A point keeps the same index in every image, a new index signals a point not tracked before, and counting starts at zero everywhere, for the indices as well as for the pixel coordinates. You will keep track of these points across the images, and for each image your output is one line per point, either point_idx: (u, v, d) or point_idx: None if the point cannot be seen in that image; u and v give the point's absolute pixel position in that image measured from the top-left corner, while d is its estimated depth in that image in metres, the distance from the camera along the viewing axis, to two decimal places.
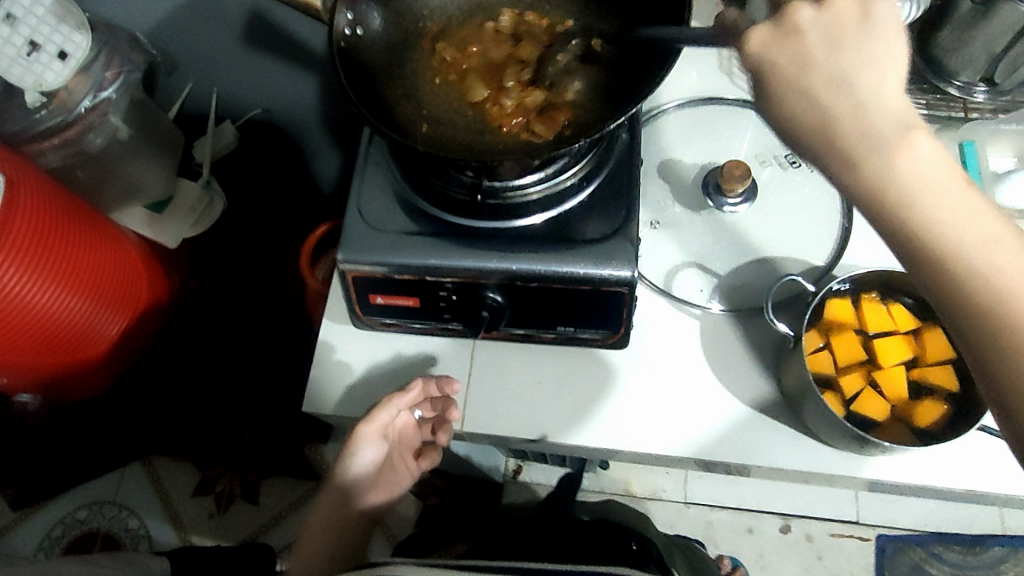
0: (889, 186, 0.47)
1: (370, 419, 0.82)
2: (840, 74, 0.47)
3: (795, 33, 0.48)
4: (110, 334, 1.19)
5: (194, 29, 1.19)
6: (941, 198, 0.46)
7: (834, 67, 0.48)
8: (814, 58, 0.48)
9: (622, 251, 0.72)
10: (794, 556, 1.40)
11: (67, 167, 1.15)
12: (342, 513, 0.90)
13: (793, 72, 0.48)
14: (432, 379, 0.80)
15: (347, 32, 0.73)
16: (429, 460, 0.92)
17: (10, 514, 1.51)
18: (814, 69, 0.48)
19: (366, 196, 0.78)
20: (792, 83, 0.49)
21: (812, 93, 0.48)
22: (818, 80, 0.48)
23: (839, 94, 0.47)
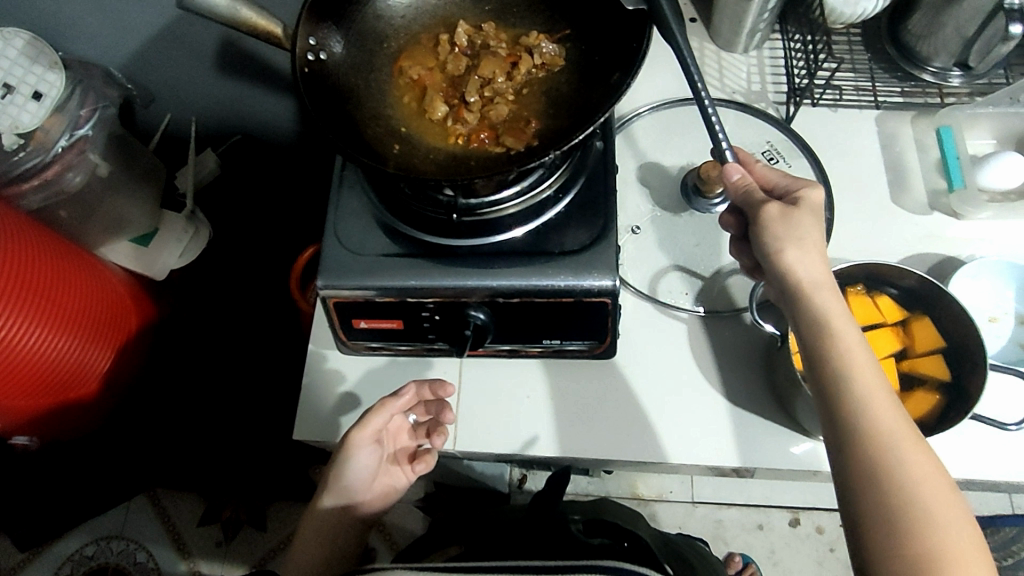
0: (840, 358, 0.61)
1: (364, 424, 0.78)
2: (819, 265, 0.65)
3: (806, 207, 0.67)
4: (100, 370, 1.17)
5: (168, 60, 1.18)
6: (865, 387, 0.60)
7: (816, 256, 0.65)
8: (810, 237, 0.65)
9: (601, 261, 0.71)
10: (805, 549, 1.39)
11: (48, 207, 1.14)
12: (340, 521, 0.87)
13: (796, 238, 0.65)
14: (426, 382, 0.78)
15: (311, 57, 0.74)
16: (425, 464, 0.82)
17: (17, 554, 1.51)
18: (803, 233, 0.65)
19: (344, 221, 0.78)
20: (793, 244, 0.65)
21: (806, 261, 0.65)
22: (805, 242, 0.65)
23: (819, 276, 0.64)
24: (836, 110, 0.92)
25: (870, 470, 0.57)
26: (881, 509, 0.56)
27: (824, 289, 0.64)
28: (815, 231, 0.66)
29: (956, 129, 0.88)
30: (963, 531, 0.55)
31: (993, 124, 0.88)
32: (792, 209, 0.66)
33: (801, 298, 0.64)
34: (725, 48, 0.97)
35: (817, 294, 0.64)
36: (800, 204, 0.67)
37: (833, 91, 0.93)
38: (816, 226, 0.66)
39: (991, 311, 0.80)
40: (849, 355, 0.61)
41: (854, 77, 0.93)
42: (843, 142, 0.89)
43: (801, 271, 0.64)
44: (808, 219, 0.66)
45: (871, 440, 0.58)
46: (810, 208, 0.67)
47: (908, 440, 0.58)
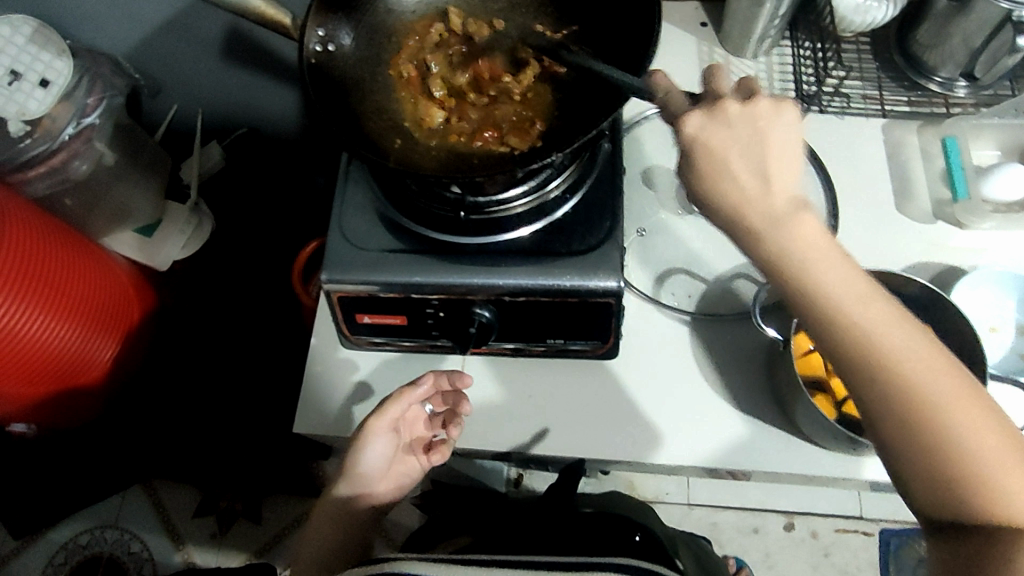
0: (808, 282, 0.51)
1: (381, 412, 0.77)
2: (753, 186, 0.52)
3: (713, 127, 0.54)
4: (100, 358, 1.17)
5: (173, 50, 1.19)
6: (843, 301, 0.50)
7: (739, 179, 0.52)
8: (723, 168, 0.53)
9: (607, 262, 0.71)
10: (799, 553, 1.40)
11: (54, 195, 1.14)
12: (350, 509, 0.84)
13: (711, 171, 0.53)
14: (444, 373, 0.78)
15: (318, 49, 0.75)
16: (440, 455, 0.83)
17: (12, 542, 1.50)
18: (718, 156, 0.53)
19: (350, 216, 0.78)
20: (713, 174, 0.53)
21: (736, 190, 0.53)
22: (724, 168, 0.53)
23: (756, 198, 0.52)
24: (843, 118, 0.92)
25: (892, 410, 0.49)
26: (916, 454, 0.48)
27: (785, 221, 0.51)
28: (748, 153, 0.53)
29: (961, 140, 0.89)
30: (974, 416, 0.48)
31: (997, 135, 0.89)
32: (711, 130, 0.54)
33: (756, 242, 0.52)
34: (734, 53, 0.97)
35: (777, 227, 0.51)
36: (715, 116, 0.54)
37: (841, 98, 0.93)
38: (748, 143, 0.53)
39: (992, 321, 0.81)
40: (827, 282, 0.50)
41: (862, 85, 0.93)
42: (850, 149, 0.90)
43: (750, 206, 0.52)
44: (729, 137, 0.53)
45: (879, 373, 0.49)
46: (735, 120, 0.53)
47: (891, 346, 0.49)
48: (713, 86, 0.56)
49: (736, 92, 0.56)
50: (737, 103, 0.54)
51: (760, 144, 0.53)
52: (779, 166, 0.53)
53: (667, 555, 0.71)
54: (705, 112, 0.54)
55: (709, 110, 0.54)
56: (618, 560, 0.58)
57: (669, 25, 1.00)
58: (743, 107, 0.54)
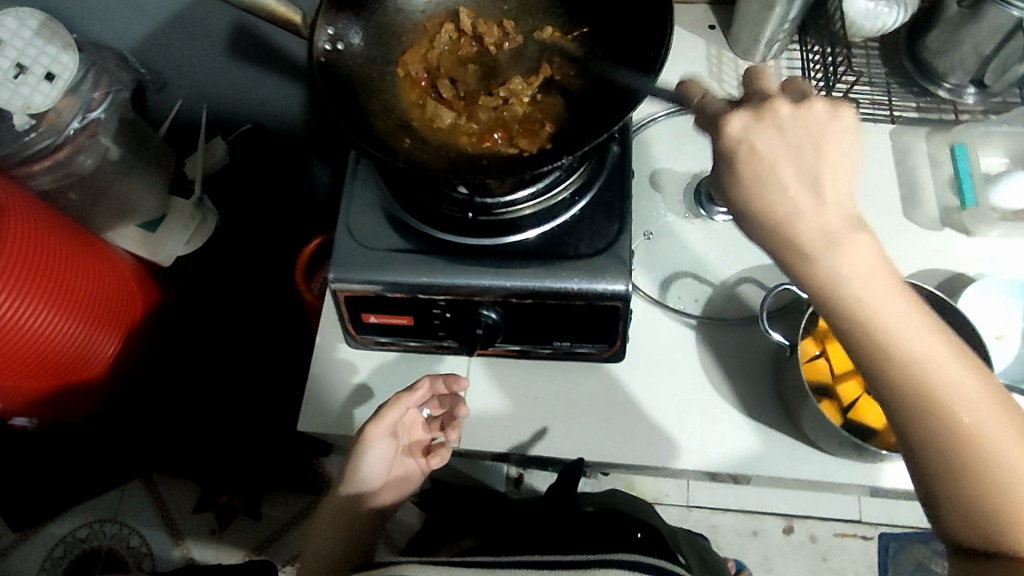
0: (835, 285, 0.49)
1: (380, 418, 0.77)
2: (802, 193, 0.49)
3: (765, 129, 0.51)
4: (103, 353, 1.17)
5: (180, 45, 1.18)
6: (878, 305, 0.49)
7: (787, 184, 0.50)
8: (771, 172, 0.50)
9: (613, 266, 0.71)
10: (798, 557, 1.40)
11: (58, 189, 1.14)
12: (352, 510, 0.84)
13: (758, 173, 0.50)
14: (440, 376, 0.78)
15: (327, 48, 0.75)
16: (439, 459, 0.80)
17: (10, 535, 1.49)
18: (766, 157, 0.50)
19: (357, 215, 0.78)
20: (758, 175, 0.50)
21: (784, 195, 0.50)
22: (771, 170, 0.50)
23: (806, 204, 0.49)
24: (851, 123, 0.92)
25: (934, 439, 0.48)
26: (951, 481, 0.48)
27: (840, 239, 0.49)
28: (799, 160, 0.50)
29: (969, 147, 0.89)
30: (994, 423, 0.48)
31: (1006, 143, 0.89)
32: (761, 135, 0.51)
33: (806, 263, 0.49)
34: (743, 57, 0.97)
35: (832, 248, 0.49)
36: (764, 121, 0.51)
37: (849, 103, 0.93)
38: (799, 149, 0.50)
39: (999, 330, 0.81)
40: (879, 310, 0.49)
41: (870, 91, 0.93)
42: (858, 155, 0.90)
43: (803, 220, 0.49)
44: (781, 142, 0.51)
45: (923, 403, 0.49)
46: (786, 123, 0.51)
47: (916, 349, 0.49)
48: (760, 88, 0.54)
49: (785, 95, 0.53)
50: (788, 105, 0.52)
51: (813, 153, 0.50)
52: (833, 174, 0.50)
53: (668, 549, 0.71)
54: (752, 114, 0.52)
55: (758, 112, 0.52)
56: (623, 557, 0.58)
57: (677, 28, 1.00)
58: (795, 110, 0.51)
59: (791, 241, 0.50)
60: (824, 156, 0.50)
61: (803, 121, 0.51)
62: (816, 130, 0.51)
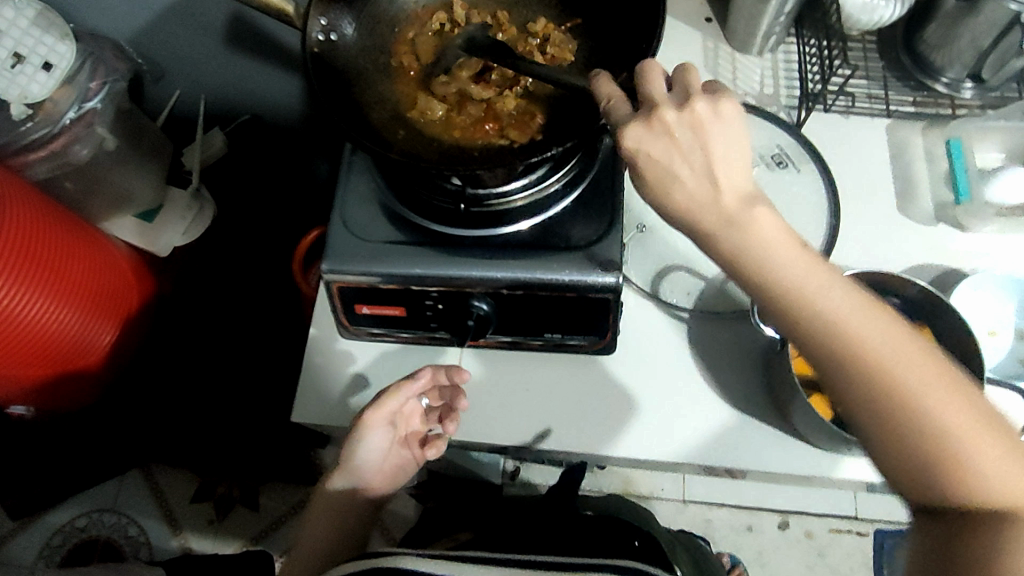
0: (742, 253, 0.52)
1: (379, 404, 0.78)
2: (691, 186, 0.53)
3: (656, 133, 0.53)
4: (99, 342, 1.17)
5: (176, 35, 1.18)
6: (779, 260, 0.51)
7: (681, 178, 0.53)
8: (665, 171, 0.53)
9: (606, 259, 0.71)
10: (792, 552, 1.40)
11: (54, 178, 1.14)
12: (346, 503, 0.85)
13: (657, 172, 0.53)
14: (442, 367, 0.78)
15: (321, 38, 0.74)
16: (436, 450, 0.80)
17: (9, 523, 1.50)
18: (659, 161, 0.53)
19: (351, 206, 0.78)
20: (657, 175, 0.54)
21: (678, 191, 0.53)
22: (667, 171, 0.53)
23: (698, 196, 0.53)
24: (847, 117, 0.92)
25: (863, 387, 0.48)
26: (880, 425, 0.48)
27: (737, 220, 0.52)
28: (690, 160, 0.53)
29: (965, 141, 0.89)
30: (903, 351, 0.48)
31: (1002, 137, 0.88)
32: (654, 144, 0.53)
33: (717, 245, 0.53)
34: (740, 50, 0.96)
35: (734, 230, 0.52)
36: (652, 128, 0.53)
37: (845, 98, 0.92)
38: (689, 147, 0.53)
39: (991, 325, 0.80)
40: (786, 273, 0.51)
41: (867, 84, 0.93)
42: (853, 150, 0.89)
43: (700, 208, 0.53)
44: (670, 147, 0.53)
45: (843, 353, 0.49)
46: (674, 126, 0.53)
47: (825, 291, 0.51)
48: (647, 88, 0.56)
49: (671, 93, 0.55)
50: (674, 110, 0.54)
51: (703, 150, 0.52)
52: (725, 163, 0.53)
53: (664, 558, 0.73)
54: (642, 122, 0.54)
55: (647, 120, 0.54)
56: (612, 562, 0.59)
57: (674, 21, 0.99)
58: (679, 114, 0.53)
59: (694, 226, 0.53)
60: (712, 150, 0.53)
61: (691, 120, 0.53)
62: (702, 129, 0.53)
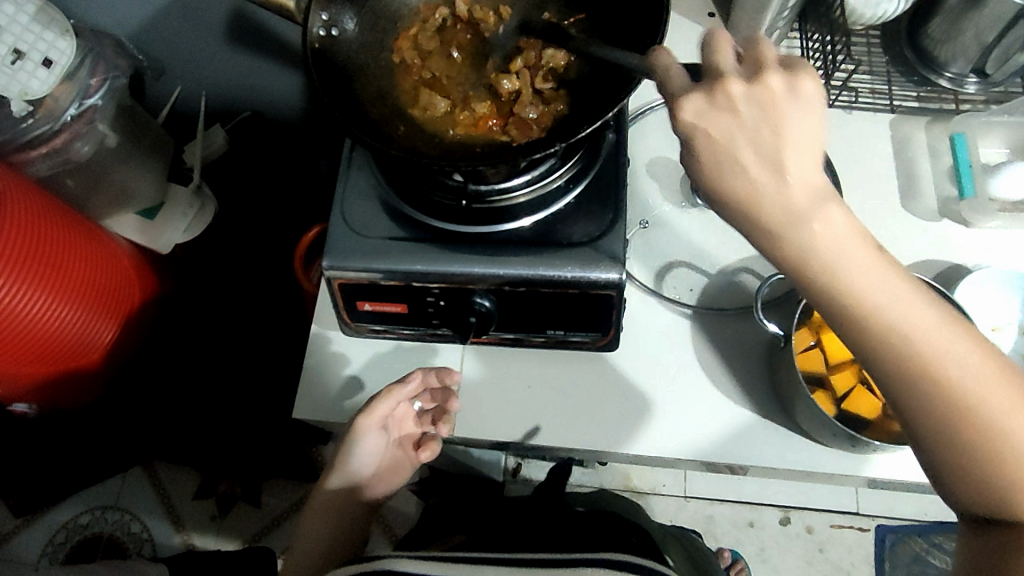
0: (802, 250, 0.49)
1: (370, 410, 0.78)
2: (760, 172, 0.48)
3: (722, 110, 0.48)
4: (100, 339, 1.17)
5: (177, 31, 1.18)
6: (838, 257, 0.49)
7: (746, 166, 0.48)
8: (729, 158, 0.49)
9: (608, 255, 0.71)
10: (794, 548, 1.41)
11: (55, 175, 1.13)
12: (343, 504, 0.86)
13: (719, 158, 0.49)
14: (432, 370, 0.79)
15: (322, 33, 0.74)
16: (430, 451, 0.82)
17: (12, 520, 1.51)
18: (723, 145, 0.49)
19: (352, 203, 0.78)
20: (718, 161, 0.49)
21: (741, 179, 0.49)
22: (732, 156, 0.48)
23: (767, 186, 0.48)
24: (850, 112, 0.91)
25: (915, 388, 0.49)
26: (946, 441, 0.49)
27: (804, 215, 0.48)
28: (756, 141, 0.47)
29: (968, 136, 0.88)
30: (954, 347, 0.48)
31: (1006, 133, 0.89)
32: (715, 121, 0.48)
33: (773, 239, 0.49)
34: None
35: (799, 226, 0.48)
36: (717, 102, 0.48)
37: (849, 93, 0.92)
38: (759, 129, 0.48)
39: (995, 321, 0.80)
40: (860, 283, 0.48)
41: (870, 80, 0.92)
42: (857, 145, 0.89)
43: (765, 202, 0.48)
44: (735, 126, 0.48)
45: (915, 369, 0.48)
46: (743, 102, 0.48)
47: (878, 290, 0.49)
48: (716, 57, 0.50)
49: (744, 66, 0.49)
50: (745, 83, 0.48)
51: (776, 132, 0.47)
52: (800, 152, 0.48)
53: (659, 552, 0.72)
54: (705, 95, 0.49)
55: (709, 94, 0.48)
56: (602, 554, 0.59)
57: (676, 16, 0.99)
58: (751, 87, 0.48)
59: (754, 219, 0.49)
60: (787, 133, 0.47)
61: (764, 97, 0.48)
62: (777, 106, 0.47)
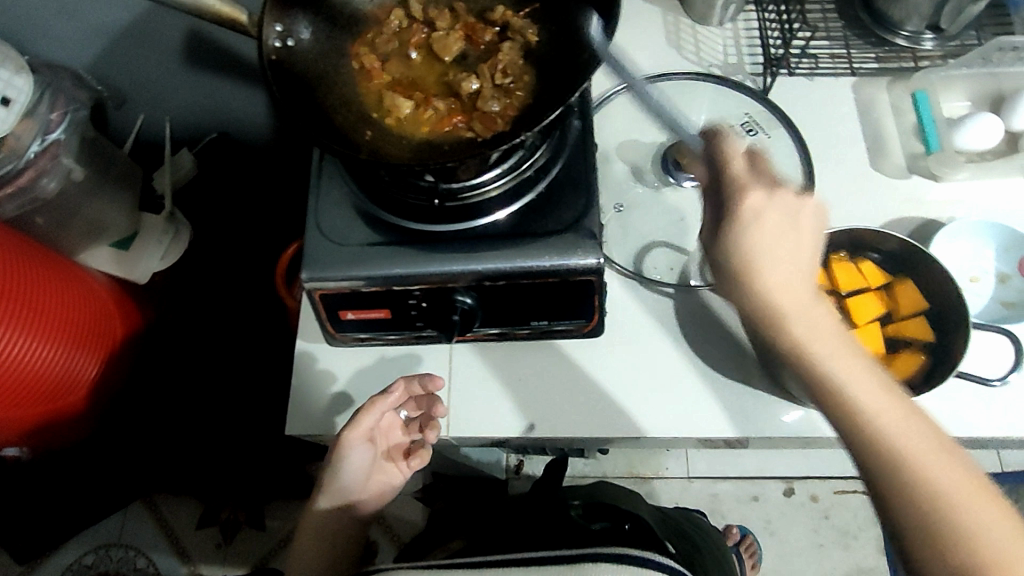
0: (802, 346, 0.58)
1: (356, 423, 0.78)
2: (784, 262, 0.58)
3: (774, 205, 0.58)
4: (86, 375, 1.16)
5: (136, 57, 1.16)
6: (833, 360, 0.58)
7: (779, 255, 0.57)
8: (769, 246, 0.57)
9: (584, 240, 0.71)
10: (800, 517, 1.42)
11: (24, 215, 1.11)
12: (339, 522, 0.86)
13: (758, 245, 0.57)
14: (415, 377, 0.78)
15: (278, 44, 0.74)
16: (419, 459, 0.84)
17: (15, 568, 1.49)
18: (764, 232, 0.57)
19: (325, 211, 0.77)
20: (758, 248, 0.57)
21: (770, 267, 0.57)
22: (771, 245, 0.57)
23: (787, 276, 0.58)
24: (813, 79, 0.91)
25: (919, 505, 0.54)
26: (927, 539, 0.53)
27: (804, 311, 0.58)
28: (787, 233, 0.58)
29: (931, 93, 0.89)
30: (952, 475, 0.54)
31: (966, 86, 0.89)
32: (769, 210, 0.58)
33: (778, 325, 0.58)
34: (700, 22, 0.96)
35: (795, 319, 0.58)
36: (775, 198, 0.58)
37: (809, 59, 0.92)
38: (791, 226, 0.58)
39: (972, 271, 0.82)
40: (845, 374, 0.57)
41: (829, 45, 0.93)
42: (820, 111, 0.90)
43: (778, 292, 0.58)
44: (782, 219, 0.57)
45: (880, 450, 0.56)
46: (786, 202, 0.58)
47: (882, 402, 0.57)
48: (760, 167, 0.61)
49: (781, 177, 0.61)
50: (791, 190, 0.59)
51: (802, 234, 0.59)
52: (809, 257, 0.59)
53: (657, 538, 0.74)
54: (766, 190, 0.58)
55: (768, 191, 0.58)
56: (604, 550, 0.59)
57: None
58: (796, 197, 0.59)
59: (760, 303, 0.58)
60: (810, 240, 0.59)
61: (796, 202, 0.58)
62: (805, 216, 0.59)
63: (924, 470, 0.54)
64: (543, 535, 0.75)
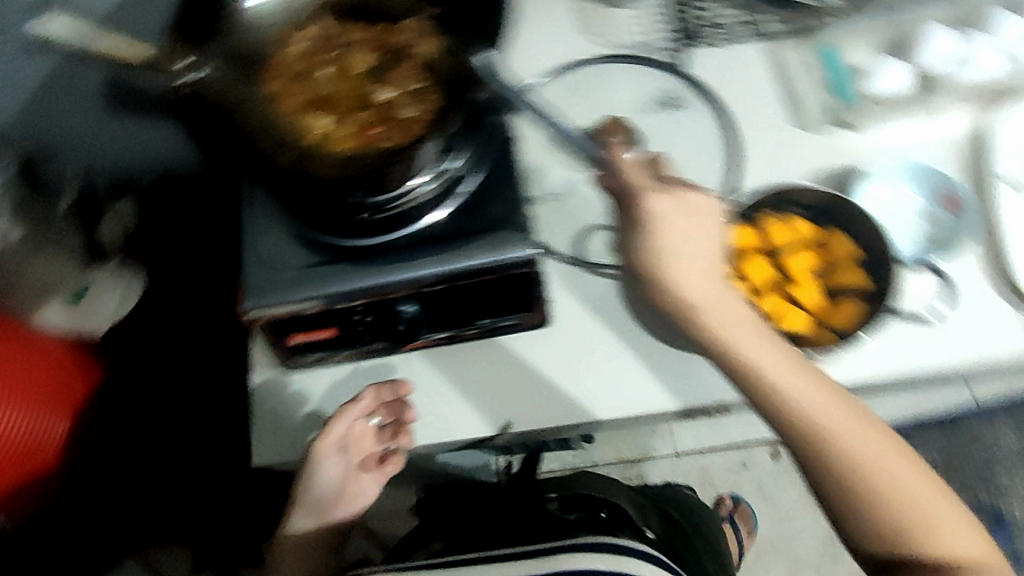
0: (716, 335, 0.67)
1: (327, 432, 0.79)
2: (688, 260, 0.66)
3: (673, 210, 0.65)
4: (50, 433, 1.13)
5: (58, 110, 1.14)
6: (743, 341, 0.67)
7: (683, 255, 0.66)
8: (673, 248, 0.66)
9: (517, 233, 0.71)
10: (789, 476, 1.44)
11: None
12: (319, 542, 0.86)
13: (662, 249, 0.66)
14: (386, 383, 0.79)
15: (188, 78, 0.72)
16: (395, 464, 0.84)
17: None
18: (666, 236, 0.65)
19: (260, 236, 0.77)
20: (661, 252, 0.66)
21: (676, 268, 0.66)
22: (673, 246, 0.66)
23: (692, 272, 0.66)
24: (729, 47, 0.93)
25: (827, 456, 0.65)
26: (836, 482, 0.65)
27: (711, 303, 0.67)
28: (688, 232, 0.66)
29: (838, 47, 0.91)
30: (850, 426, 0.65)
31: (872, 36, 0.91)
32: (669, 213, 0.65)
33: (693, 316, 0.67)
34: (609, 4, 0.96)
35: (700, 312, 0.67)
36: (676, 202, 0.65)
37: (721, 30, 0.93)
38: (692, 224, 0.66)
39: (894, 211, 0.83)
40: (749, 352, 0.66)
41: (736, 12, 0.94)
42: (736, 78, 0.91)
43: (688, 288, 0.66)
44: (682, 221, 0.65)
45: (789, 415, 0.66)
46: (684, 202, 0.66)
47: (788, 372, 0.66)
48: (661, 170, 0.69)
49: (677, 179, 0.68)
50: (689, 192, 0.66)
51: (703, 230, 0.66)
52: (714, 251, 0.67)
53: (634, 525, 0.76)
54: (668, 195, 0.65)
55: (669, 193, 0.65)
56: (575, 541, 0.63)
57: None
58: (695, 196, 0.66)
59: (671, 299, 0.67)
60: (713, 234, 0.67)
61: (693, 203, 0.66)
62: (705, 213, 0.66)
63: (825, 425, 0.65)
64: (521, 530, 0.76)
